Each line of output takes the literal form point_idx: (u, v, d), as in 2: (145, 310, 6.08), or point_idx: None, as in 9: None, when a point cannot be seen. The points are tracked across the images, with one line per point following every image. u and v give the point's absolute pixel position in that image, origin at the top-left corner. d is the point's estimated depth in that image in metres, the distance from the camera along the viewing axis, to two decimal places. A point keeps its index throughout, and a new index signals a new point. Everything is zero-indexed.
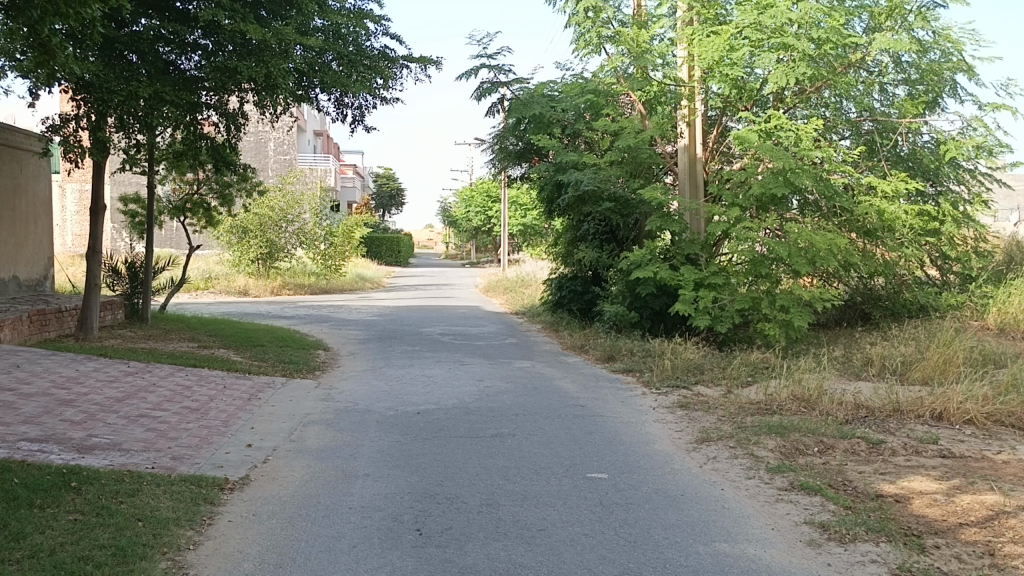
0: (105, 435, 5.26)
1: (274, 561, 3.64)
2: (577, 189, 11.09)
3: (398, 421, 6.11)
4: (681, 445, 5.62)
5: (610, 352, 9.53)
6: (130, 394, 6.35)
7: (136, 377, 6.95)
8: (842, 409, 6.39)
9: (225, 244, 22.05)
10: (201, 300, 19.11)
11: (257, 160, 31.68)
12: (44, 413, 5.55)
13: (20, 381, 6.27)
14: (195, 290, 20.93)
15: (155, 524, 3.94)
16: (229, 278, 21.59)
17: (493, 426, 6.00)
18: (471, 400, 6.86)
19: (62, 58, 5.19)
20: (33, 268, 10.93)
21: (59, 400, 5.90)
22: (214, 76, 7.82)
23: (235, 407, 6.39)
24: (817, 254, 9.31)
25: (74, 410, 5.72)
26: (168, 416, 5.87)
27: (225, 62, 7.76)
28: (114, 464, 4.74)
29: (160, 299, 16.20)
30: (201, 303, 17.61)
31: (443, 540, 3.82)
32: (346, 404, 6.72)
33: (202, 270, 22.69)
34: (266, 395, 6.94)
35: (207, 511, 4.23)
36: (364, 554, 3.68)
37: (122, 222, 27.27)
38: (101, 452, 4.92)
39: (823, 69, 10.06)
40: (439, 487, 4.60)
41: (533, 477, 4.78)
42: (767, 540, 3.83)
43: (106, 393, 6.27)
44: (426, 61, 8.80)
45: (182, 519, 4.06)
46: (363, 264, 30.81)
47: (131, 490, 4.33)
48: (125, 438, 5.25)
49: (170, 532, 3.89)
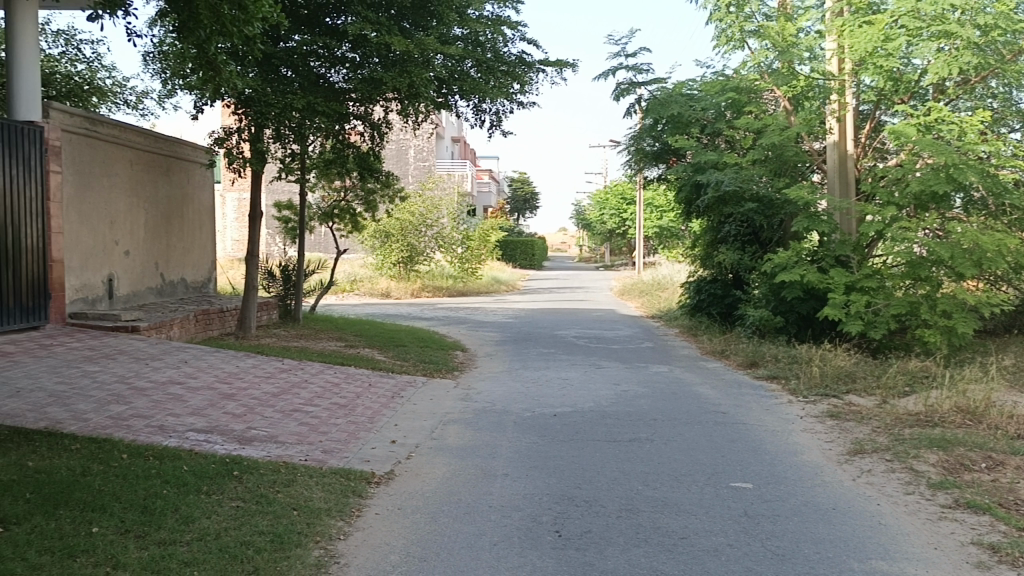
0: (262, 428, 5.59)
1: (418, 554, 3.75)
2: (718, 190, 10.81)
3: (536, 423, 6.15)
4: (832, 456, 5.36)
5: (753, 358, 9.23)
6: (285, 390, 6.73)
7: (290, 374, 7.36)
8: (1014, 423, 5.89)
9: (369, 248, 23.02)
10: (348, 302, 20.01)
11: (398, 166, 32.85)
12: (209, 406, 5.96)
13: (188, 375, 6.77)
14: (341, 292, 21.96)
15: (308, 514, 4.15)
16: (372, 281, 22.51)
17: (631, 430, 5.93)
18: (609, 403, 6.83)
19: (225, 74, 5.58)
20: (198, 271, 11.77)
21: (221, 394, 6.33)
22: (361, 88, 8.18)
23: (379, 404, 6.64)
24: (983, 255, 8.65)
25: (235, 403, 6.12)
26: (319, 411, 6.17)
27: (371, 74, 8.10)
28: (271, 455, 5.03)
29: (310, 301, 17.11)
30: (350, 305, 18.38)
31: (583, 543, 3.82)
32: (485, 404, 6.84)
33: (348, 273, 23.74)
34: (409, 393, 7.17)
35: (356, 503, 4.42)
36: (504, 552, 3.73)
37: (276, 228, 29.00)
38: (259, 444, 5.23)
39: (991, 57, 9.35)
40: (578, 490, 4.59)
41: (673, 484, 4.69)
42: (929, 560, 3.58)
43: (263, 388, 6.67)
44: (562, 64, 8.81)
45: (332, 510, 4.26)
46: (500, 267, 31.32)
47: (287, 480, 4.58)
48: (280, 431, 5.56)
49: (323, 522, 4.09)
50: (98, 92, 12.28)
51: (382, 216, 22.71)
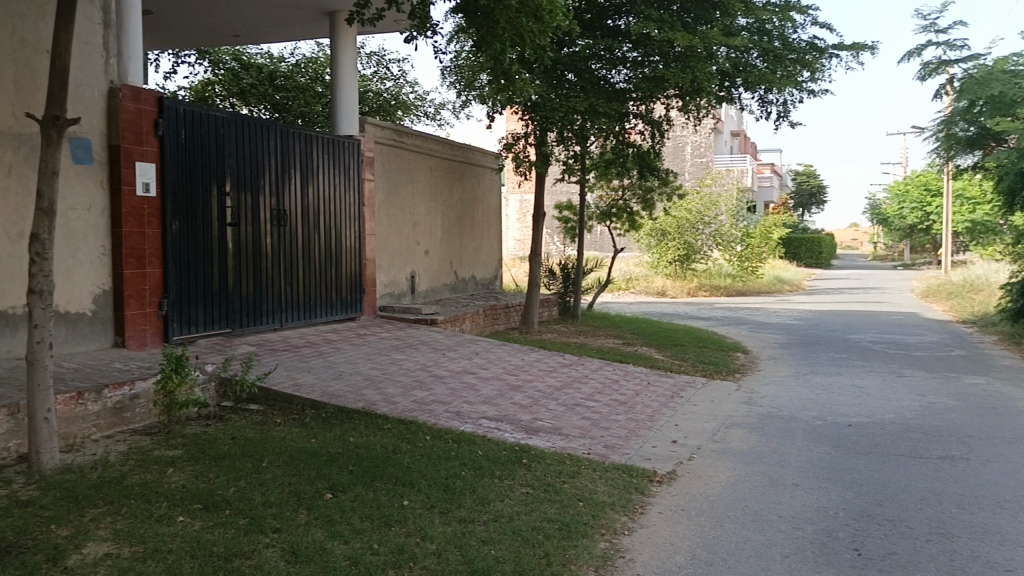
0: (547, 420, 5.83)
1: (705, 557, 3.69)
2: None
3: (827, 432, 5.78)
4: None
5: None
6: (567, 384, 6.96)
7: (571, 369, 7.61)
8: None
9: (646, 246, 23.15)
10: (625, 300, 20.28)
11: (676, 164, 32.63)
12: (499, 395, 6.34)
13: (479, 365, 7.26)
14: (618, 290, 22.32)
15: (594, 506, 4.26)
16: (648, 279, 22.59)
17: (941, 447, 5.36)
18: (913, 416, 6.22)
19: (518, 83, 5.89)
20: (487, 269, 12.59)
21: (510, 385, 6.70)
22: (642, 86, 8.30)
23: (659, 403, 6.63)
24: None
25: (522, 394, 6.45)
26: (600, 407, 6.31)
27: (652, 72, 8.18)
28: (557, 446, 5.23)
29: (589, 298, 17.62)
30: (626, 303, 18.71)
31: (886, 565, 3.52)
32: (769, 409, 6.57)
33: (625, 271, 24.05)
34: (689, 394, 7.08)
35: (639, 500, 4.45)
36: (797, 566, 3.55)
37: (555, 228, 30.14)
38: (545, 435, 5.47)
39: None
40: (879, 507, 4.24)
41: (996, 510, 4.16)
42: None
43: (546, 381, 6.96)
44: (858, 48, 8.18)
45: (616, 504, 4.33)
46: (782, 266, 29.88)
47: (572, 472, 4.74)
48: (564, 424, 5.77)
49: (608, 515, 4.17)
50: (402, 106, 13.59)
51: (659, 214, 22.72)
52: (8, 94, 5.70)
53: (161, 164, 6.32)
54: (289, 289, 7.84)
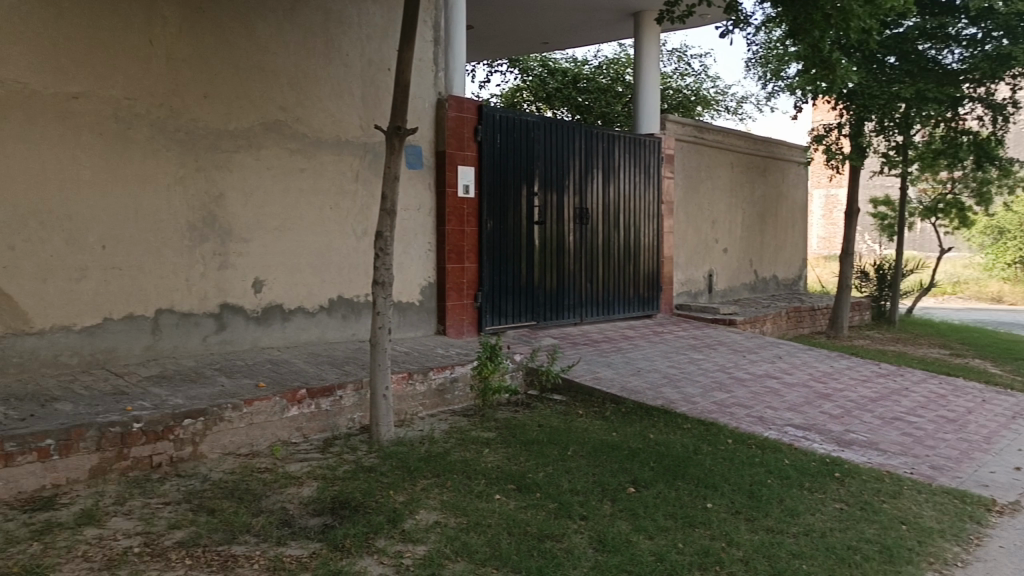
0: (861, 433, 5.42)
1: None
2: None
3: None
4: None
5: None
6: (883, 396, 6.41)
7: (888, 379, 6.99)
8: None
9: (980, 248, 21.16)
10: (950, 305, 18.27)
11: (1020, 152, 28.79)
12: (806, 403, 6.02)
13: (783, 370, 6.94)
14: (941, 294, 20.23)
15: (919, 532, 3.88)
16: (981, 283, 20.24)
17: None
18: None
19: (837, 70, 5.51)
20: (790, 268, 12.01)
21: (817, 393, 6.32)
22: (982, 65, 8.15)
23: (998, 424, 5.86)
24: None
25: (831, 403, 6.06)
26: (924, 423, 5.73)
27: (997, 51, 8.00)
28: (873, 462, 4.84)
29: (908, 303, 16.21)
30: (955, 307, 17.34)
31: None
32: None
33: (951, 274, 21.68)
34: None
35: (975, 531, 3.98)
36: None
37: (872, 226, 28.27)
38: (860, 449, 5.09)
39: None
40: None
41: None
42: None
43: (859, 391, 6.47)
44: None
45: (947, 532, 3.91)
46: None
47: (893, 492, 4.36)
48: (881, 438, 5.32)
49: (937, 543, 3.78)
50: (702, 102, 13.42)
51: (995, 210, 20.16)
52: (358, 109, 6.55)
53: (480, 166, 6.85)
54: (589, 284, 8.10)
